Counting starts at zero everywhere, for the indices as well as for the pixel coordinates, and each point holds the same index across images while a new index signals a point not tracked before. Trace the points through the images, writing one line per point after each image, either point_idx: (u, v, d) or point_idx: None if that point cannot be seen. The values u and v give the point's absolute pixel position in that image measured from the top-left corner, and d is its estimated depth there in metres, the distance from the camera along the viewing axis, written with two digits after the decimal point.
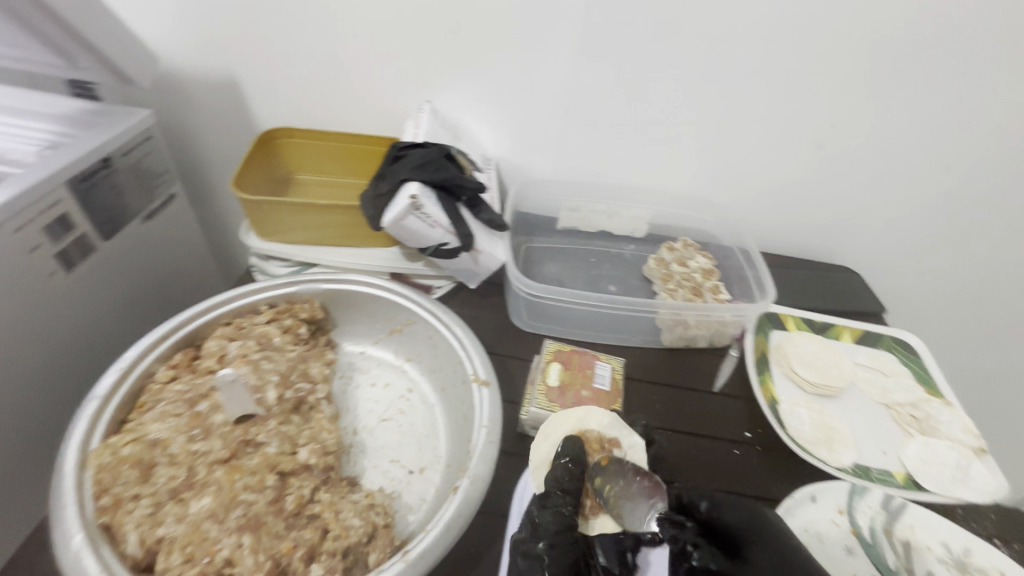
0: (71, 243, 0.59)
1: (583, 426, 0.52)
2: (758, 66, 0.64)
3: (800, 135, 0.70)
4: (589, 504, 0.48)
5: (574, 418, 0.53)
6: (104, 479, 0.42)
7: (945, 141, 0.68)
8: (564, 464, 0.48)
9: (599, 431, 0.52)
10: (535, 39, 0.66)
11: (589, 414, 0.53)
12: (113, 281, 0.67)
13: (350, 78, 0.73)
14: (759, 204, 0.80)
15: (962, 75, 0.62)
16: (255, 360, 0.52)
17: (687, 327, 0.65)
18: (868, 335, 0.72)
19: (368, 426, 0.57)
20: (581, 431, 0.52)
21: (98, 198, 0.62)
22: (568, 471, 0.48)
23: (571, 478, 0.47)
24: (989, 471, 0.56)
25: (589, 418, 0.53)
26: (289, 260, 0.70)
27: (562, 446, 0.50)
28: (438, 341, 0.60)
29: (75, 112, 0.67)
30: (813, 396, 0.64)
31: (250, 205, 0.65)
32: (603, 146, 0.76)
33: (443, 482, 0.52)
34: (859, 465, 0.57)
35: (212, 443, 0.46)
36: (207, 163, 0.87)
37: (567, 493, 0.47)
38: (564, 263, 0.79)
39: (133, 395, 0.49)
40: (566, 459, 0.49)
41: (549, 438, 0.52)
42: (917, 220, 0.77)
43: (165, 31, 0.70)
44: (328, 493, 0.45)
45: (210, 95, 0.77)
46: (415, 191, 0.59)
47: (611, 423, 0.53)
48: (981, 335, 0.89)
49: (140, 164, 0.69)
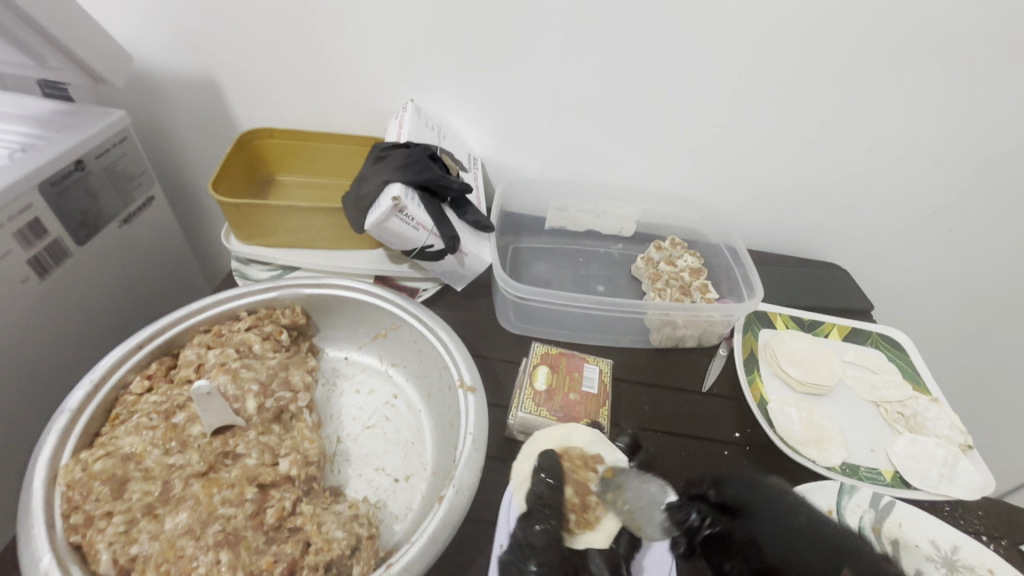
0: (44, 249, 0.57)
1: (566, 443, 0.50)
2: (745, 64, 0.64)
3: (786, 132, 0.70)
4: (575, 519, 0.46)
5: (556, 436, 0.51)
6: (74, 496, 0.40)
7: (931, 138, 0.68)
8: (544, 480, 0.47)
9: (582, 448, 0.50)
10: (519, 37, 0.64)
11: (572, 431, 0.51)
12: (90, 287, 0.65)
13: (332, 77, 0.72)
14: (746, 202, 0.80)
15: (947, 72, 0.62)
16: (234, 369, 0.50)
17: (675, 327, 0.65)
18: (855, 332, 0.72)
19: (352, 434, 0.56)
20: (564, 448, 0.50)
21: (71, 202, 0.60)
22: (548, 488, 0.46)
23: (553, 494, 0.46)
24: (976, 468, 0.56)
25: (573, 435, 0.51)
26: (271, 264, 0.69)
27: (539, 459, 0.49)
28: (424, 346, 0.59)
29: (47, 114, 0.64)
30: (802, 395, 0.64)
31: (230, 208, 0.64)
32: (591, 145, 0.75)
33: (430, 490, 0.51)
34: (848, 464, 0.57)
35: (190, 456, 0.45)
36: (187, 164, 0.85)
37: (546, 509, 0.45)
38: (552, 263, 0.79)
39: (106, 407, 0.47)
40: (544, 474, 0.47)
41: (529, 454, 0.50)
42: (902, 217, 0.77)
43: (139, 29, 0.68)
44: (310, 505, 0.44)
45: (188, 95, 0.75)
46: (398, 192, 0.57)
47: (593, 440, 0.51)
48: (967, 330, 0.90)
49: (116, 166, 0.67)
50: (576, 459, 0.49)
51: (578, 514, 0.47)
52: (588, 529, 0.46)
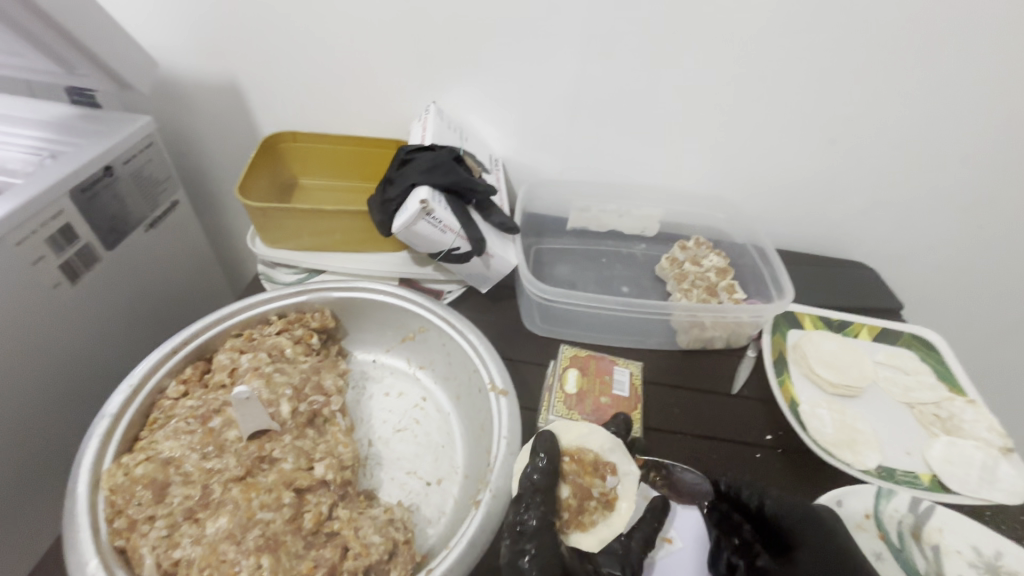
0: (76, 254, 0.58)
1: (580, 442, 0.48)
2: (771, 61, 0.63)
3: (813, 130, 0.69)
4: (568, 518, 0.45)
5: (574, 433, 0.49)
6: (117, 501, 0.41)
7: (963, 134, 0.66)
8: (540, 463, 0.44)
9: (596, 453, 0.48)
10: (541, 37, 0.64)
11: (591, 433, 0.49)
12: (120, 291, 0.66)
13: (354, 80, 0.72)
14: (771, 201, 0.78)
15: (980, 66, 0.60)
16: (268, 373, 0.50)
17: (703, 329, 0.64)
18: (886, 332, 0.71)
19: (383, 437, 0.56)
20: (578, 448, 0.48)
21: (100, 207, 0.60)
22: (543, 471, 0.44)
23: (548, 477, 0.44)
24: (1017, 472, 0.55)
25: (591, 438, 0.48)
26: (297, 267, 0.69)
27: (538, 442, 0.46)
28: (452, 349, 0.59)
29: (74, 120, 0.65)
30: (834, 397, 0.62)
31: (256, 212, 0.64)
32: (613, 144, 0.74)
33: (462, 494, 0.51)
34: (884, 467, 0.56)
35: (227, 460, 0.45)
36: (210, 168, 0.85)
37: (538, 492, 0.43)
38: (576, 264, 0.78)
39: (144, 411, 0.48)
40: (541, 458, 0.44)
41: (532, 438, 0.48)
42: (933, 214, 0.75)
43: (163, 35, 0.69)
44: (346, 510, 0.45)
45: (211, 100, 0.76)
46: (425, 195, 0.57)
47: (611, 447, 0.48)
48: (1001, 328, 0.87)
49: (143, 171, 0.67)
50: (584, 462, 0.47)
51: (572, 513, 0.45)
52: (580, 530, 0.44)
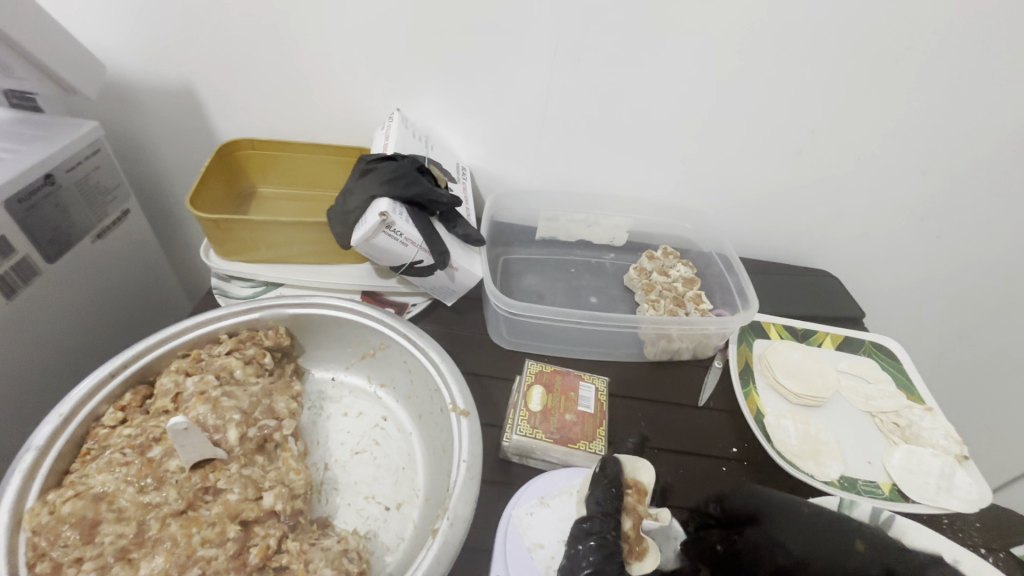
0: (10, 268, 0.54)
1: (634, 473, 0.48)
2: (739, 70, 0.63)
3: (777, 142, 0.70)
4: (629, 547, 0.44)
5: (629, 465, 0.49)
6: (40, 543, 0.38)
7: (917, 146, 0.68)
8: (605, 488, 0.46)
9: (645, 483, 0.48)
10: (506, 44, 0.63)
11: (643, 465, 0.49)
12: (62, 306, 0.62)
13: (315, 88, 0.70)
14: (736, 211, 0.79)
15: (933, 82, 0.62)
16: (214, 398, 0.48)
17: (670, 340, 0.64)
18: (849, 341, 0.72)
19: (341, 460, 0.54)
20: (631, 479, 0.48)
21: (40, 217, 0.57)
22: (607, 494, 0.45)
23: (611, 503, 0.45)
24: (972, 480, 0.56)
25: (642, 469, 0.49)
26: (253, 280, 0.67)
27: (606, 467, 0.48)
28: (414, 366, 0.57)
29: (12, 126, 0.61)
30: (798, 407, 0.63)
31: (208, 224, 0.61)
32: (580, 153, 0.74)
33: (422, 519, 0.50)
34: (846, 477, 0.56)
35: (167, 493, 0.43)
36: (164, 175, 0.82)
37: (605, 518, 0.44)
38: (544, 275, 0.77)
39: (76, 441, 0.45)
40: (605, 481, 0.46)
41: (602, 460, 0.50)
42: (891, 224, 0.77)
43: (111, 37, 0.65)
44: (296, 542, 0.43)
45: (164, 105, 0.72)
46: (385, 207, 0.55)
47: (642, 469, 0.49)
48: (952, 333, 0.90)
49: (87, 179, 0.63)
50: (642, 491, 0.47)
51: (632, 542, 0.44)
52: (641, 558, 0.43)
